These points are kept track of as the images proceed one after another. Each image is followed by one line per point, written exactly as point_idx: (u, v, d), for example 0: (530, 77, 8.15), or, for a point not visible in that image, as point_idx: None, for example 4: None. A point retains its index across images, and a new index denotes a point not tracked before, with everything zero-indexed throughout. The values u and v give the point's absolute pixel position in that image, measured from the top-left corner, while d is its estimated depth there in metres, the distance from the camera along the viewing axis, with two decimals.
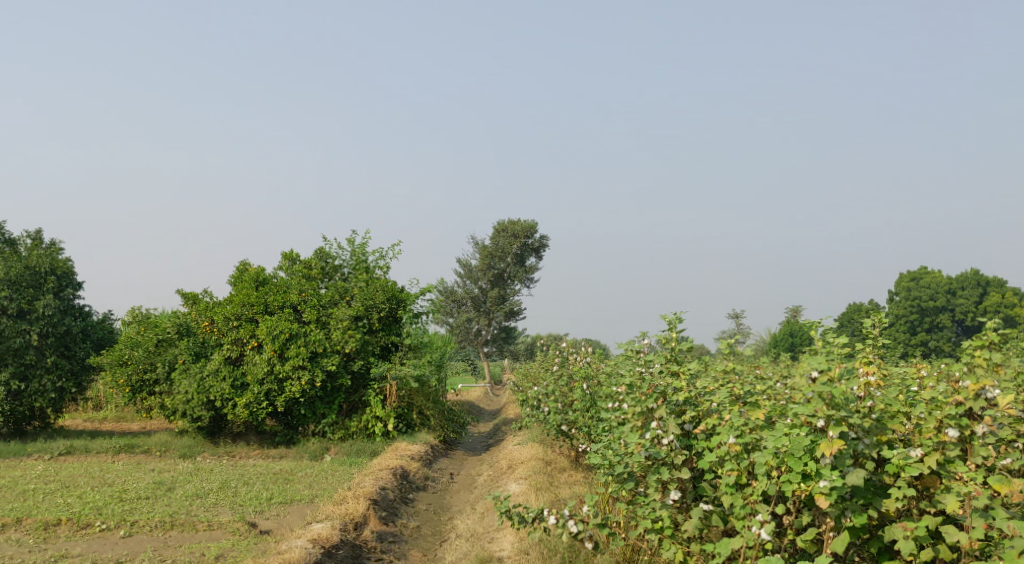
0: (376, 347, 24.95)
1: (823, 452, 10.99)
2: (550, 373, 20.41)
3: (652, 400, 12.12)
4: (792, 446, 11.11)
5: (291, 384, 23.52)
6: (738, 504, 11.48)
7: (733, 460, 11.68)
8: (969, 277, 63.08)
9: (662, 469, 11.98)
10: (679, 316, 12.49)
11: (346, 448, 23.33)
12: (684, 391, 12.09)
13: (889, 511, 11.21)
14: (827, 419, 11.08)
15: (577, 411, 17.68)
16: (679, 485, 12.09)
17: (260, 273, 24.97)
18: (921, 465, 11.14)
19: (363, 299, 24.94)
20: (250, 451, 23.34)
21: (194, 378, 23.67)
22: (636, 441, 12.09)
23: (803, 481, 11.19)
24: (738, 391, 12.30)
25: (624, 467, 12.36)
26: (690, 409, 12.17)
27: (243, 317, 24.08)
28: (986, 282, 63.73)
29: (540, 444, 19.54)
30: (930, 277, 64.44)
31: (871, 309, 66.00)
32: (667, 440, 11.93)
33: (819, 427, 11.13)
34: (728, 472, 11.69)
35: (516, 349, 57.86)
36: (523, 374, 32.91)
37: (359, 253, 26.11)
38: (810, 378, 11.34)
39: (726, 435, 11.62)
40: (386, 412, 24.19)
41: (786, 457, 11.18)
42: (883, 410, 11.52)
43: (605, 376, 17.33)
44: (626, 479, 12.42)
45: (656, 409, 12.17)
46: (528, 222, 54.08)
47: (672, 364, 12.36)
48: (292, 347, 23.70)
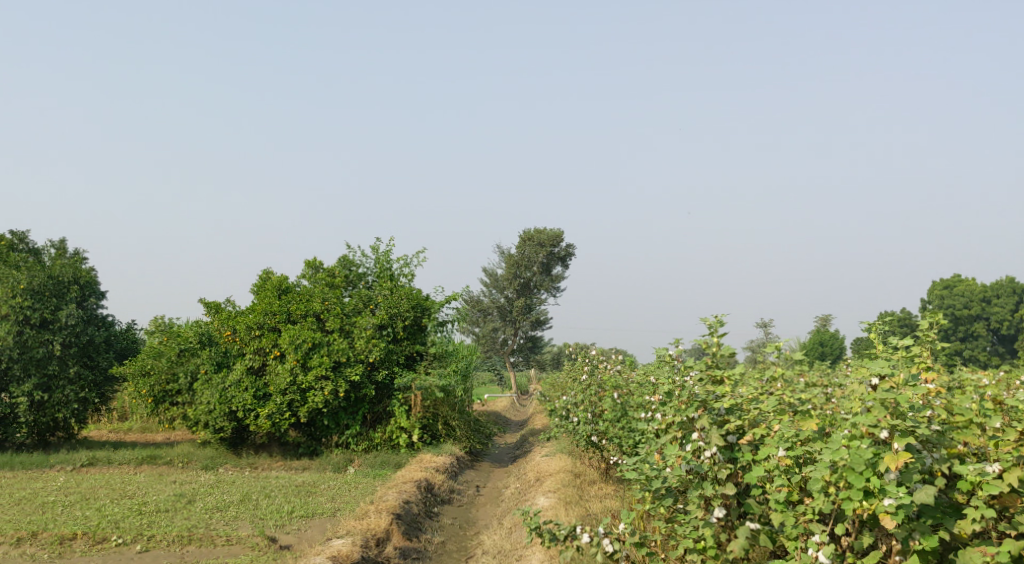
0: (401, 356, 24.47)
1: (887, 466, 10.41)
2: (579, 382, 19.85)
3: (694, 409, 11.54)
4: (851, 460, 10.52)
5: (314, 395, 23.06)
6: (790, 523, 11.00)
7: (783, 475, 11.22)
8: (1003, 285, 62.01)
9: (705, 484, 11.40)
10: (721, 320, 11.86)
11: (370, 460, 22.84)
12: (727, 399, 11.52)
13: (963, 533, 10.54)
14: (891, 429, 10.53)
15: (608, 421, 17.09)
16: (724, 502, 11.46)
17: (283, 282, 24.56)
18: (1000, 482, 10.48)
19: (387, 308, 24.47)
20: (272, 463, 22.89)
21: (215, 389, 23.22)
22: (677, 453, 11.53)
23: (866, 499, 10.54)
24: (787, 400, 11.69)
25: (661, 482, 11.77)
26: (734, 419, 11.55)
27: (265, 326, 23.70)
28: (1020, 290, 62.61)
29: (568, 456, 18.97)
30: (963, 285, 63.36)
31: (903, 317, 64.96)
32: (709, 453, 11.35)
33: (882, 439, 10.52)
34: (778, 489, 11.19)
35: (543, 359, 57.27)
36: (551, 384, 32.36)
37: (383, 260, 25.64)
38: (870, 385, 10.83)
39: (776, 448, 11.11)
40: (410, 423, 23.73)
41: (845, 472, 10.55)
42: (953, 422, 10.92)
43: (636, 385, 16.73)
44: (664, 496, 11.89)
45: (698, 418, 11.58)
46: (556, 230, 53.47)
47: (713, 370, 11.74)
48: (315, 356, 23.26)
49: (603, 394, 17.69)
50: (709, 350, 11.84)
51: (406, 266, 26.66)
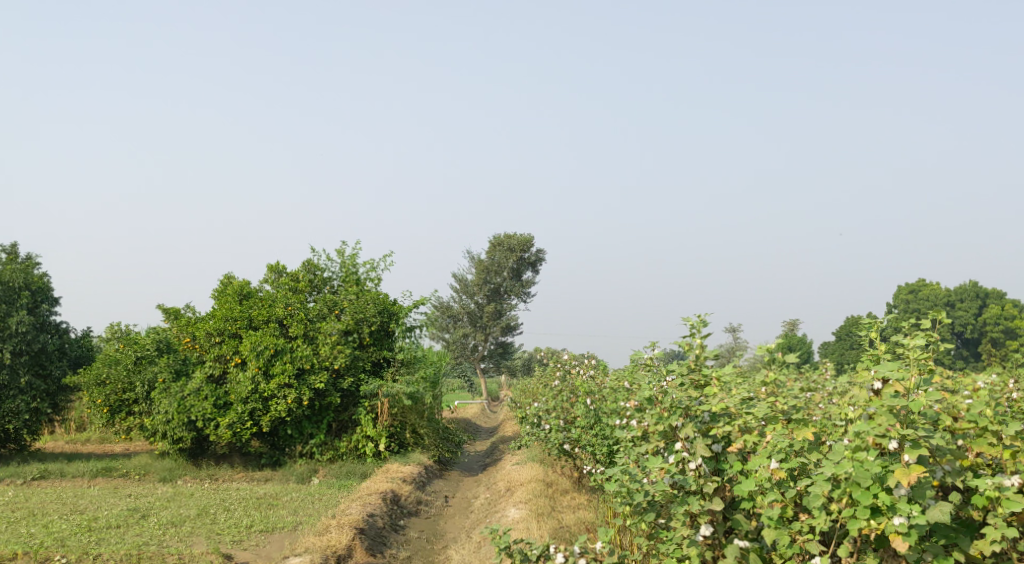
0: (367, 363, 23.73)
1: (898, 480, 9.88)
2: (550, 389, 19.25)
3: (677, 417, 10.97)
4: (856, 474, 9.98)
5: (276, 403, 22.32)
6: (784, 541, 10.42)
7: (775, 489, 10.64)
8: (968, 289, 62.16)
9: (691, 499, 10.78)
10: (705, 320, 11.24)
11: (335, 470, 22.11)
12: (712, 405, 10.91)
13: (977, 553, 10.13)
14: (901, 439, 10.04)
15: (580, 429, 16.47)
16: (710, 518, 10.83)
17: (244, 287, 23.77)
18: (1020, 498, 10.04)
19: (353, 313, 23.73)
20: (233, 474, 22.10)
21: (174, 398, 22.37)
22: (659, 466, 10.91)
23: (874, 517, 9.98)
24: (782, 406, 11.00)
25: (643, 495, 11.11)
26: (719, 426, 10.88)
27: (226, 333, 22.95)
28: (984, 294, 62.85)
29: (540, 464, 18.35)
30: (928, 290, 63.50)
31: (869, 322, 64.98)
32: (694, 465, 10.80)
33: (891, 450, 10.02)
34: (771, 504, 10.60)
35: (513, 365, 56.69)
36: (521, 390, 31.77)
37: (349, 264, 24.91)
38: (872, 390, 10.41)
39: (768, 460, 10.50)
40: (377, 432, 22.99)
41: (851, 487, 10.00)
42: (970, 431, 10.58)
43: (610, 391, 16.14)
44: (646, 510, 11.22)
45: (681, 427, 10.99)
46: (524, 236, 53.08)
47: (698, 372, 11.11)
48: (278, 363, 22.48)
49: (576, 401, 17.10)
50: (691, 353, 11.20)
51: (373, 270, 26.00)
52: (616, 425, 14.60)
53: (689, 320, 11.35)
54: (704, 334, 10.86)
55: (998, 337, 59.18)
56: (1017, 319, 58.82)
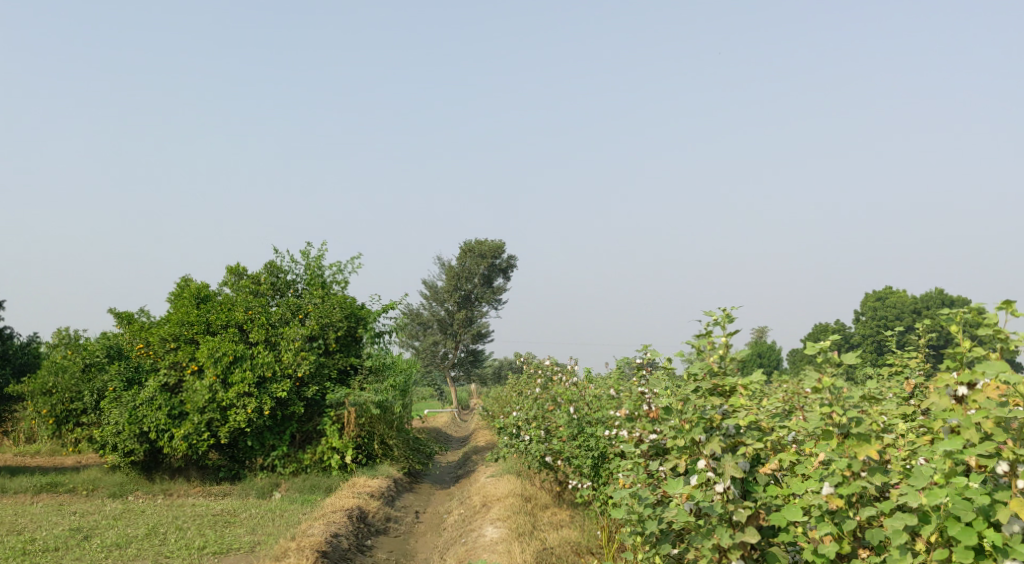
0: (333, 370, 22.43)
1: (1013, 513, 8.97)
2: (529, 397, 18.02)
3: (700, 430, 10.04)
4: (954, 506, 9.09)
5: (235, 414, 20.93)
6: None
7: (827, 520, 9.65)
8: (935, 296, 61.66)
9: (720, 530, 9.74)
10: (730, 316, 10.30)
11: (299, 483, 20.78)
12: (742, 417, 10.05)
13: None
14: (1011, 461, 9.17)
15: (562, 440, 15.24)
16: (743, 551, 9.84)
17: (202, 289, 22.42)
18: None
19: (318, 317, 22.50)
20: (189, 489, 20.74)
21: (125, 408, 20.97)
22: (682, 490, 9.92)
23: (977, 558, 9.15)
24: (835, 418, 9.64)
25: (657, 524, 10.06)
26: (749, 441, 10.05)
27: (181, 338, 21.60)
28: (951, 302, 62.40)
29: (518, 476, 17.10)
30: (895, 297, 62.80)
31: (839, 330, 64.24)
32: (722, 488, 9.85)
33: (999, 474, 9.16)
34: (824, 536, 9.62)
35: (483, 373, 55.41)
36: (493, 398, 30.52)
37: (314, 266, 23.60)
38: (953, 396, 9.48)
39: (818, 485, 9.63)
40: (343, 443, 21.67)
41: (949, 522, 9.11)
42: None
43: (596, 398, 14.93)
44: (659, 541, 10.16)
45: (705, 441, 10.10)
46: (496, 241, 52.03)
47: (719, 373, 10.20)
48: (237, 371, 21.13)
49: (558, 410, 15.88)
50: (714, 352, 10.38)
51: (340, 273, 24.70)
52: (606, 435, 13.35)
53: (710, 316, 10.43)
54: (728, 333, 9.83)
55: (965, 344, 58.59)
56: None
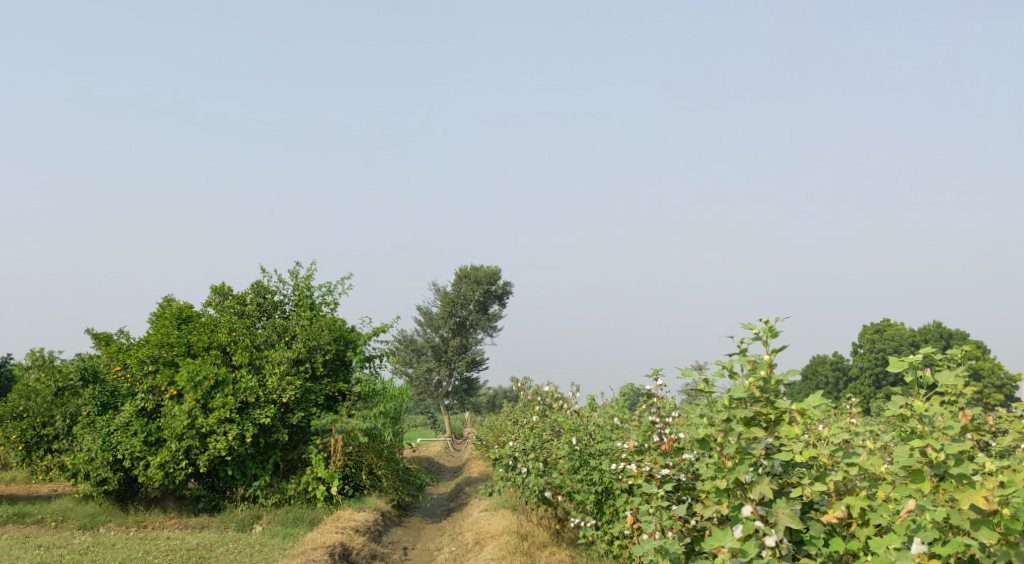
0: (320, 396, 21.34)
1: None
2: (526, 426, 16.93)
3: (745, 470, 9.71)
4: None
5: (215, 441, 19.77)
6: None
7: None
8: (933, 328, 60.65)
9: None
10: (774, 331, 10.04)
11: (280, 516, 19.64)
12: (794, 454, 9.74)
13: None
14: None
15: (563, 474, 14.17)
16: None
17: (184, 309, 21.34)
18: None
19: (305, 340, 21.44)
20: (165, 521, 19.66)
21: (98, 434, 19.88)
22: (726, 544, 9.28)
23: None
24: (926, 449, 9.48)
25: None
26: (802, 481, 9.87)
27: (160, 360, 20.48)
28: (948, 335, 61.39)
29: (513, 512, 15.99)
30: (892, 330, 61.46)
31: (836, 362, 63.11)
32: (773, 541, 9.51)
33: None
34: None
35: (477, 402, 54.22)
36: (487, 428, 29.42)
37: (303, 287, 22.56)
38: None
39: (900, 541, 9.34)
40: (329, 473, 20.51)
41: None
42: None
43: (600, 429, 13.86)
44: None
45: (752, 483, 9.75)
46: (491, 267, 51.25)
47: (765, 398, 9.76)
48: (218, 396, 20.01)
49: (558, 441, 14.81)
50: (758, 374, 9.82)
51: (329, 293, 23.61)
52: (612, 470, 12.37)
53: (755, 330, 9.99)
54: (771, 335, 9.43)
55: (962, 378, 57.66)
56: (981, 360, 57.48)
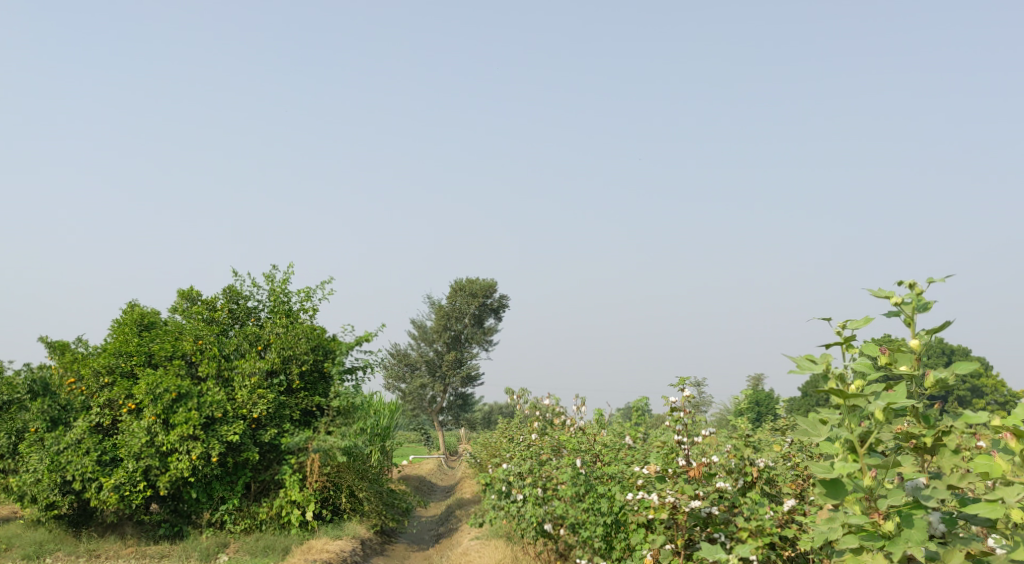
0: (295, 411, 19.42)
1: None
2: (523, 446, 14.99)
3: (918, 538, 8.07)
4: None
5: (177, 460, 17.84)
6: None
7: None
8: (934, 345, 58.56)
9: None
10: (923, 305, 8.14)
11: (249, 544, 17.75)
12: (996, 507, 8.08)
13: None
14: None
15: (564, 502, 12.32)
16: None
17: (145, 315, 19.34)
18: None
19: (280, 349, 19.50)
20: (121, 550, 17.74)
21: (46, 453, 17.92)
22: None
23: None
24: None
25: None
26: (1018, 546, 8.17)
27: (118, 371, 18.51)
28: (952, 352, 59.55)
29: (507, 543, 14.10)
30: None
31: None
32: None
33: None
34: None
35: (471, 418, 52.19)
36: (480, 445, 27.49)
37: (279, 292, 20.60)
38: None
39: None
40: (304, 496, 18.55)
41: None
42: None
43: (612, 454, 12.01)
44: None
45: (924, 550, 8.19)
46: (488, 280, 49.35)
47: (916, 412, 8.40)
48: (180, 411, 18.00)
49: (559, 462, 12.91)
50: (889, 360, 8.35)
51: (308, 299, 21.64)
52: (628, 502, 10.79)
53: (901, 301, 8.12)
54: (936, 283, 8.02)
55: (965, 395, 55.31)
56: (984, 378, 55.78)
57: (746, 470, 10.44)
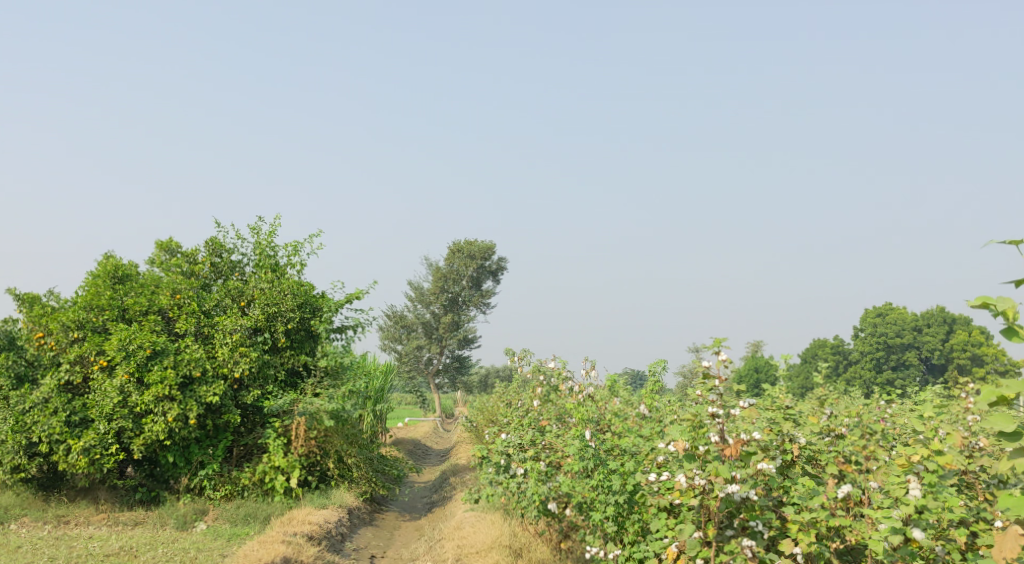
0: (280, 372, 18.21)
1: None
2: (524, 415, 13.81)
3: None
4: None
5: (152, 422, 16.67)
6: None
7: None
8: (933, 313, 55.43)
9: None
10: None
11: (230, 512, 16.57)
12: None
13: None
14: None
15: (568, 477, 11.28)
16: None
17: (119, 266, 18.08)
18: None
19: (265, 306, 18.23)
20: (92, 516, 16.59)
21: (12, 411, 16.75)
22: None
23: None
24: None
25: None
26: None
27: (89, 326, 17.29)
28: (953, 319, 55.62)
29: (503, 519, 12.94)
30: (895, 313, 55.56)
31: (837, 345, 58.41)
32: None
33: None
34: None
35: (468, 381, 51.10)
36: (477, 409, 26.30)
37: (266, 246, 19.30)
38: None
39: None
40: (288, 462, 17.40)
41: None
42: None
43: (630, 433, 10.98)
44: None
45: None
46: (486, 241, 48.02)
47: None
48: (155, 369, 16.79)
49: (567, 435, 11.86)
50: None
51: (296, 254, 20.37)
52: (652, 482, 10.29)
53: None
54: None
55: (963, 364, 53.23)
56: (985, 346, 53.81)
57: (786, 447, 10.31)
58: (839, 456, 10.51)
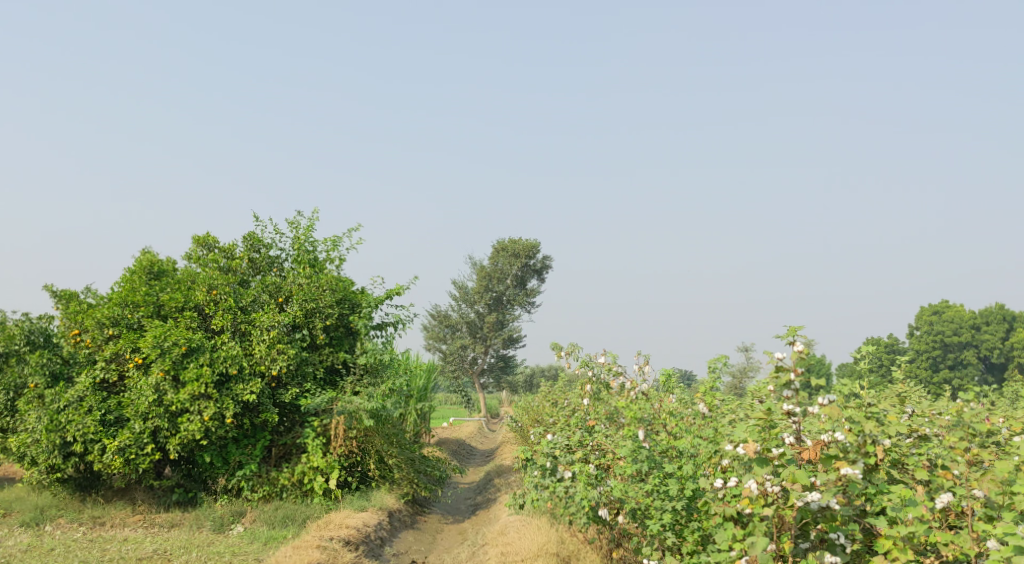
0: (318, 369, 17.69)
1: None
2: (572, 415, 13.15)
3: None
4: None
5: (188, 421, 16.22)
6: None
7: None
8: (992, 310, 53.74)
9: None
10: None
11: (268, 514, 16.08)
12: None
13: None
14: None
15: (619, 481, 10.65)
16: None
17: (155, 262, 17.68)
18: None
19: (303, 302, 17.73)
20: (129, 517, 16.18)
21: (46, 410, 16.37)
22: None
23: None
24: None
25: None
26: None
27: (124, 322, 16.89)
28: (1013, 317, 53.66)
29: (550, 524, 12.31)
30: (951, 311, 54.16)
31: (891, 343, 57.05)
32: None
33: None
34: None
35: (513, 381, 50.51)
36: (523, 408, 25.67)
37: (305, 241, 18.80)
38: None
39: None
40: (328, 462, 16.89)
41: None
42: None
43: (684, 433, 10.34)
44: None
45: None
46: (530, 239, 47.30)
47: None
48: (190, 367, 16.34)
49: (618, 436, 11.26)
50: None
51: (335, 249, 19.86)
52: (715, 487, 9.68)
53: None
54: None
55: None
56: None
57: (868, 450, 9.62)
58: (924, 460, 10.11)
